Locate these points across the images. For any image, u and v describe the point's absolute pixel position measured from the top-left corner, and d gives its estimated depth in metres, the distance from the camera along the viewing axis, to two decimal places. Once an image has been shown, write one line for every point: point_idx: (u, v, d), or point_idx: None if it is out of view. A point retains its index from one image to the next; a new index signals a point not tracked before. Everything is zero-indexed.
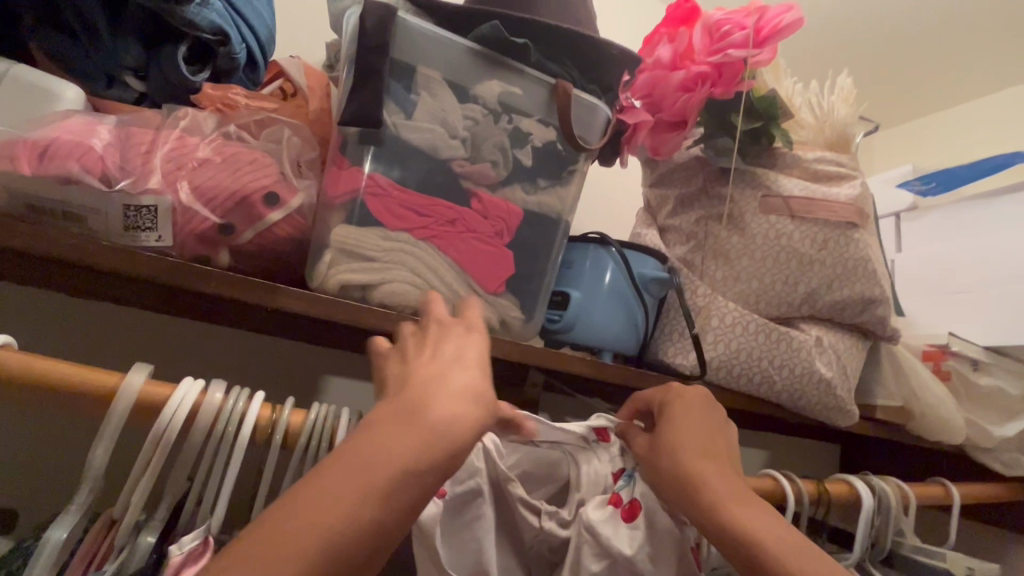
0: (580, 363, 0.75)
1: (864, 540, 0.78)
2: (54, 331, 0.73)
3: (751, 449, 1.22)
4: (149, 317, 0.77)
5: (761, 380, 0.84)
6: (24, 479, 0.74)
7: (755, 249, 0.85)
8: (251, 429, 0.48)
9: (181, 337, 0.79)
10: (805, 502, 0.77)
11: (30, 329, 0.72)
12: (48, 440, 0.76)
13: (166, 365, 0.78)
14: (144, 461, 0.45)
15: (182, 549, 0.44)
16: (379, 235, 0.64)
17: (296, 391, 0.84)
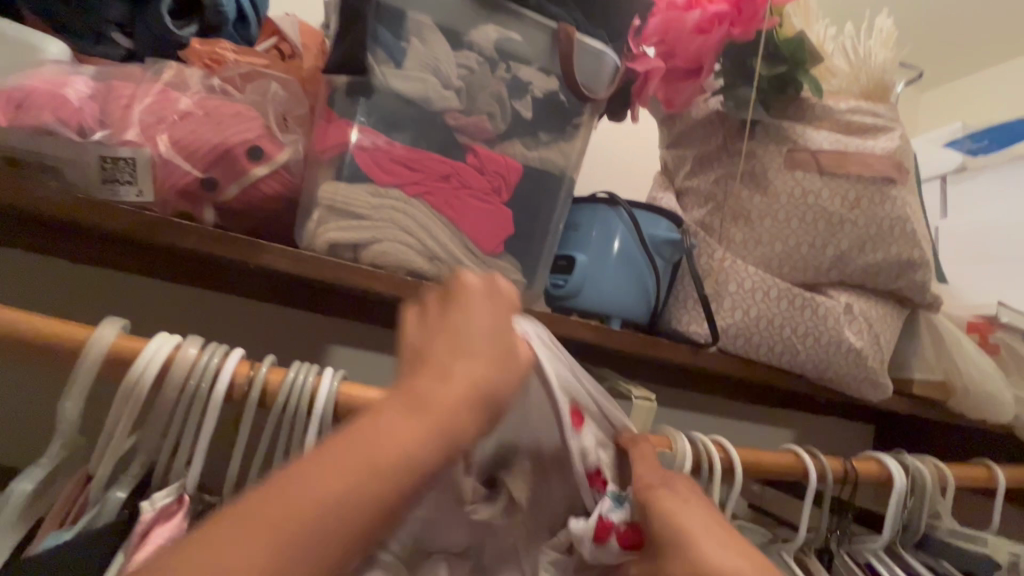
0: (586, 330, 0.71)
1: (894, 521, 0.72)
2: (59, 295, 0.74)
3: (775, 426, 1.16)
4: (150, 283, 0.77)
5: (783, 350, 0.78)
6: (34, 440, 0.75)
7: (780, 209, 0.78)
8: (227, 387, 0.46)
9: (182, 302, 0.78)
10: (828, 480, 0.72)
11: (39, 293, 0.73)
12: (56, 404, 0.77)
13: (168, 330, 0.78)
14: (117, 415, 0.44)
15: (155, 505, 0.43)
16: (369, 191, 0.61)
17: (297, 357, 0.83)
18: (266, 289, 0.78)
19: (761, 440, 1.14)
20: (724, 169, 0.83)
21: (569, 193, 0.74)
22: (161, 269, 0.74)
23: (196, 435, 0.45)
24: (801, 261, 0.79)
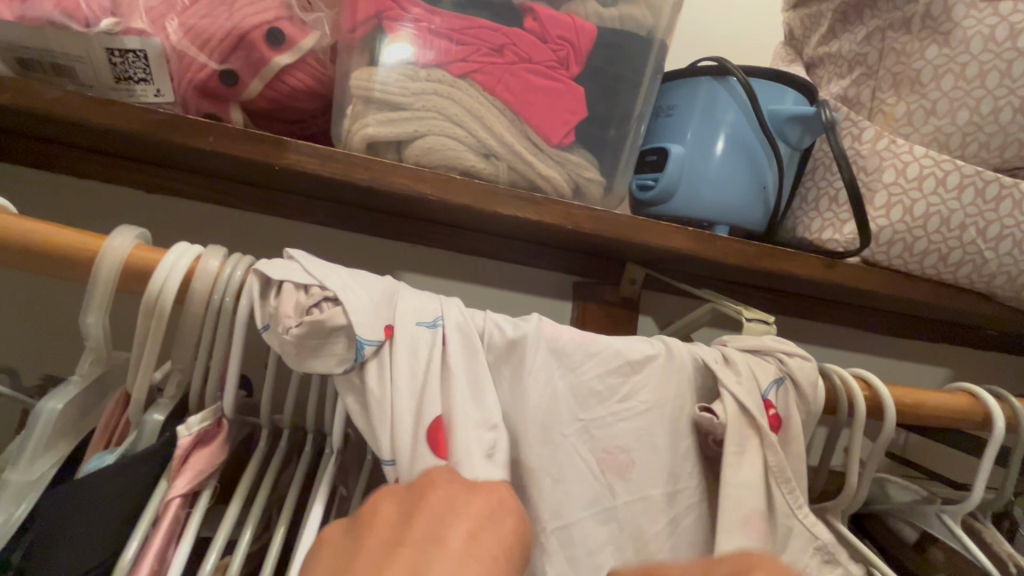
0: (680, 238, 0.56)
1: None
2: (77, 206, 0.66)
3: (929, 367, 0.94)
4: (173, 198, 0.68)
5: (963, 261, 0.58)
6: (26, 347, 0.63)
7: (969, 62, 0.55)
8: (247, 304, 0.40)
9: (210, 213, 0.69)
10: (1021, 430, 0.55)
11: (54, 206, 0.66)
12: (38, 318, 0.64)
13: (200, 243, 0.69)
14: (142, 330, 0.40)
15: (192, 431, 0.39)
16: (408, 74, 0.50)
17: (363, 266, 0.75)
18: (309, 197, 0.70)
19: (902, 377, 0.92)
20: (884, 17, 0.58)
21: (658, 61, 0.58)
22: (188, 180, 0.67)
23: (230, 370, 0.40)
24: (995, 136, 0.57)
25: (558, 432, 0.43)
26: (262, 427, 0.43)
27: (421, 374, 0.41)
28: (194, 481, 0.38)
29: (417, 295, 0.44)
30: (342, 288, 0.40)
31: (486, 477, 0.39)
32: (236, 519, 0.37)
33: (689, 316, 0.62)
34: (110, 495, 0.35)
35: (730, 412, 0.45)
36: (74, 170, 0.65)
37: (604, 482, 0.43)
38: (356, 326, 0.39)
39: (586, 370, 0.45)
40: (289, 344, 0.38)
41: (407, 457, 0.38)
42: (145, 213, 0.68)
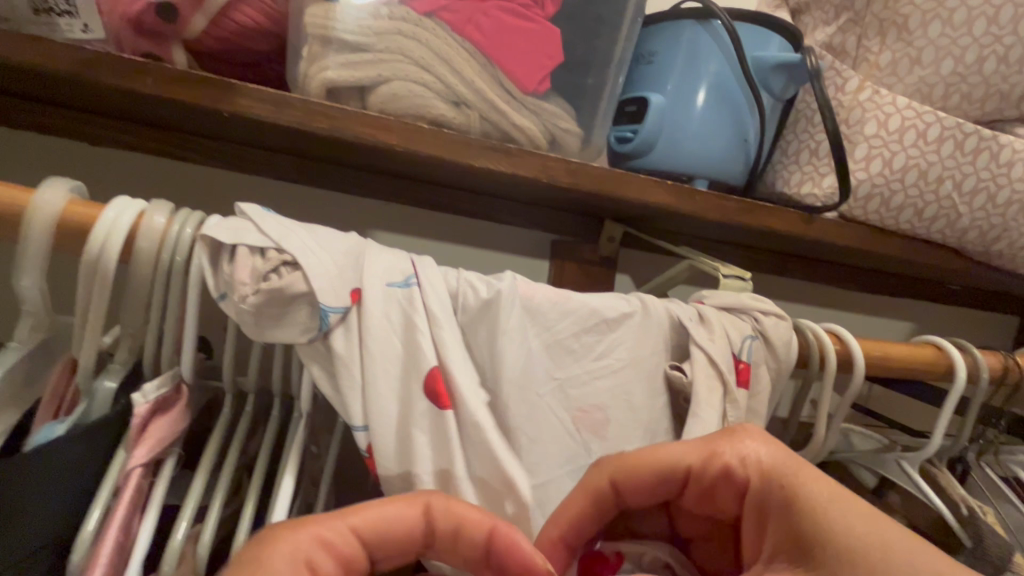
0: (659, 192, 0.54)
1: None
2: (10, 159, 0.61)
3: (896, 321, 0.96)
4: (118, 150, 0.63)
5: (941, 216, 0.57)
6: None
7: (958, 8, 0.53)
8: (198, 263, 0.37)
9: (161, 167, 0.65)
10: (982, 380, 0.57)
11: None
12: None
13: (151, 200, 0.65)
14: (85, 294, 0.37)
15: (149, 397, 0.35)
16: (369, 10, 0.45)
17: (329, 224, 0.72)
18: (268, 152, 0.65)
19: (869, 331, 0.95)
20: None
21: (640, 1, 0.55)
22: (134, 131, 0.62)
23: (185, 335, 0.37)
24: (977, 87, 0.56)
25: (535, 391, 0.42)
26: (225, 392, 0.40)
27: (394, 336, 0.39)
28: (156, 450, 0.35)
29: (384, 254, 0.42)
30: (300, 251, 0.37)
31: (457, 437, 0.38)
32: (199, 490, 0.35)
33: (667, 274, 0.61)
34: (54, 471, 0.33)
35: (706, 368, 0.45)
36: (2, 120, 0.59)
37: (581, 440, 0.42)
38: (318, 293, 0.36)
39: (562, 329, 0.44)
40: (247, 314, 0.35)
41: (380, 421, 0.37)
42: (88, 167, 0.63)
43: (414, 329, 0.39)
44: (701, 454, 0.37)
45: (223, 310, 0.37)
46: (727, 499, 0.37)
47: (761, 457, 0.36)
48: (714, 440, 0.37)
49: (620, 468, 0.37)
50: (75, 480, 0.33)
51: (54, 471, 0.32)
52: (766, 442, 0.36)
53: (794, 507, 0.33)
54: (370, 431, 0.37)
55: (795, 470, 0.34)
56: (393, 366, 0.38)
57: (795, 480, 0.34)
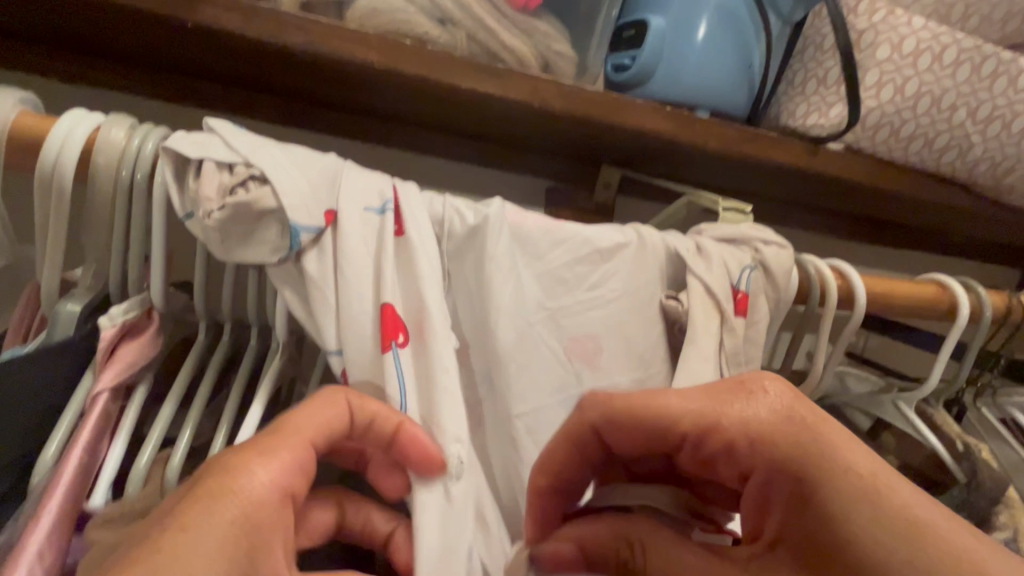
0: (658, 120, 0.51)
1: None
2: None
3: (896, 271, 0.95)
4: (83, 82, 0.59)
5: (952, 147, 0.55)
6: None
7: None
8: (161, 180, 0.35)
9: (130, 102, 0.61)
10: (984, 318, 0.55)
11: None
12: None
13: None
14: (43, 213, 0.34)
15: (115, 321, 0.33)
16: None
17: None
18: (244, 85, 0.62)
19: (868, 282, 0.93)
20: None
21: None
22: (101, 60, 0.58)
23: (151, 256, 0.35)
24: (998, 7, 0.53)
25: (525, 320, 0.40)
26: (200, 319, 0.39)
27: (372, 260, 0.36)
28: (126, 373, 0.33)
29: (364, 175, 0.39)
30: (270, 165, 0.35)
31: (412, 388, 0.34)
32: (169, 417, 0.34)
33: (665, 211, 0.57)
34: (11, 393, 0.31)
35: (702, 297, 0.43)
36: None
37: (571, 368, 0.41)
38: (289, 209, 0.34)
39: (554, 258, 0.42)
40: (212, 231, 0.33)
41: (356, 347, 0.34)
42: (51, 101, 0.59)
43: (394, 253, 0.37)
44: (701, 414, 0.32)
45: (189, 231, 0.35)
46: (727, 470, 0.33)
47: (761, 420, 0.31)
48: (715, 394, 0.32)
49: (609, 419, 0.33)
50: (36, 402, 0.32)
51: (13, 389, 0.31)
52: (772, 394, 0.32)
53: (816, 504, 0.29)
54: (345, 356, 0.34)
55: (818, 447, 0.30)
56: (369, 290, 0.35)
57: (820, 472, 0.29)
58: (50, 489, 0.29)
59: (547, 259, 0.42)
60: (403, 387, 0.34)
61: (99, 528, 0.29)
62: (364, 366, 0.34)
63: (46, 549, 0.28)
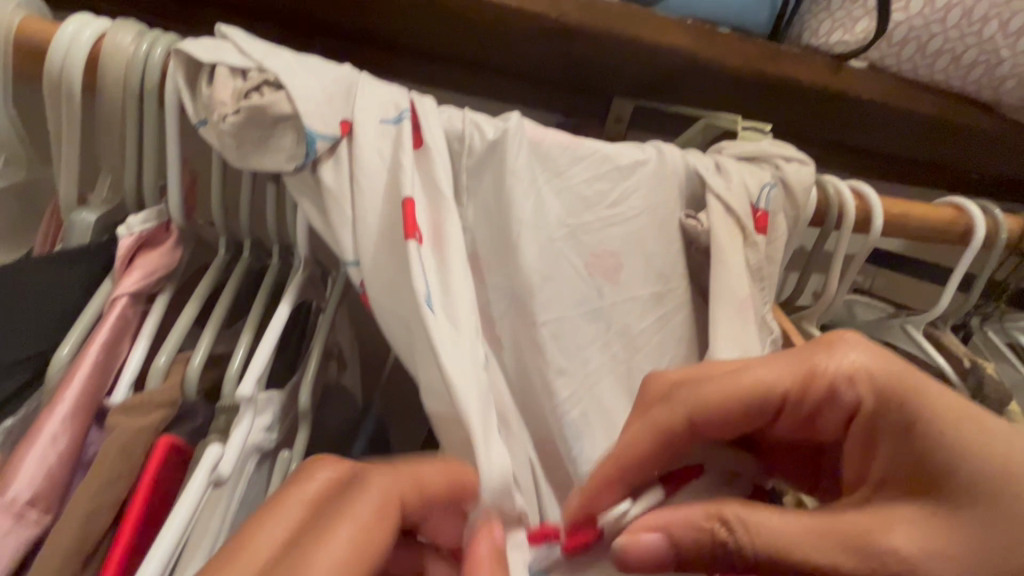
0: (677, 35, 0.49)
1: None
2: None
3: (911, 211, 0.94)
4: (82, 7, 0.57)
5: (979, 64, 0.53)
6: None
7: None
8: (173, 89, 0.34)
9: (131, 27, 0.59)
10: (1000, 242, 0.55)
11: None
12: None
13: None
14: (55, 122, 0.34)
15: (133, 230, 0.34)
16: None
17: None
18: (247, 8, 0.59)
19: None
20: None
21: None
22: None
23: (168, 166, 0.35)
24: None
25: (545, 235, 0.40)
26: (219, 235, 0.39)
27: (390, 173, 0.35)
28: (146, 281, 0.34)
29: (380, 87, 0.38)
30: (285, 70, 0.34)
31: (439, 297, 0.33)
32: (188, 324, 0.34)
33: (684, 134, 0.58)
34: (32, 296, 0.31)
35: (720, 215, 0.43)
36: None
37: (592, 284, 0.41)
38: (303, 113, 0.33)
39: (573, 175, 0.42)
40: (229, 137, 0.33)
41: (374, 256, 0.34)
42: None
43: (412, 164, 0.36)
44: (796, 371, 0.31)
45: (205, 139, 0.34)
46: (830, 424, 0.32)
47: (865, 364, 0.30)
48: (804, 354, 0.32)
49: (700, 404, 0.30)
50: (53, 306, 0.33)
51: (31, 289, 0.31)
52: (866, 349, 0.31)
53: (915, 431, 0.28)
54: (361, 266, 0.34)
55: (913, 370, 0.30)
56: (387, 201, 0.35)
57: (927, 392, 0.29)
58: (67, 381, 0.30)
59: (566, 177, 0.42)
60: (427, 280, 0.33)
61: (122, 415, 0.30)
62: (379, 272, 0.34)
63: (60, 435, 0.29)
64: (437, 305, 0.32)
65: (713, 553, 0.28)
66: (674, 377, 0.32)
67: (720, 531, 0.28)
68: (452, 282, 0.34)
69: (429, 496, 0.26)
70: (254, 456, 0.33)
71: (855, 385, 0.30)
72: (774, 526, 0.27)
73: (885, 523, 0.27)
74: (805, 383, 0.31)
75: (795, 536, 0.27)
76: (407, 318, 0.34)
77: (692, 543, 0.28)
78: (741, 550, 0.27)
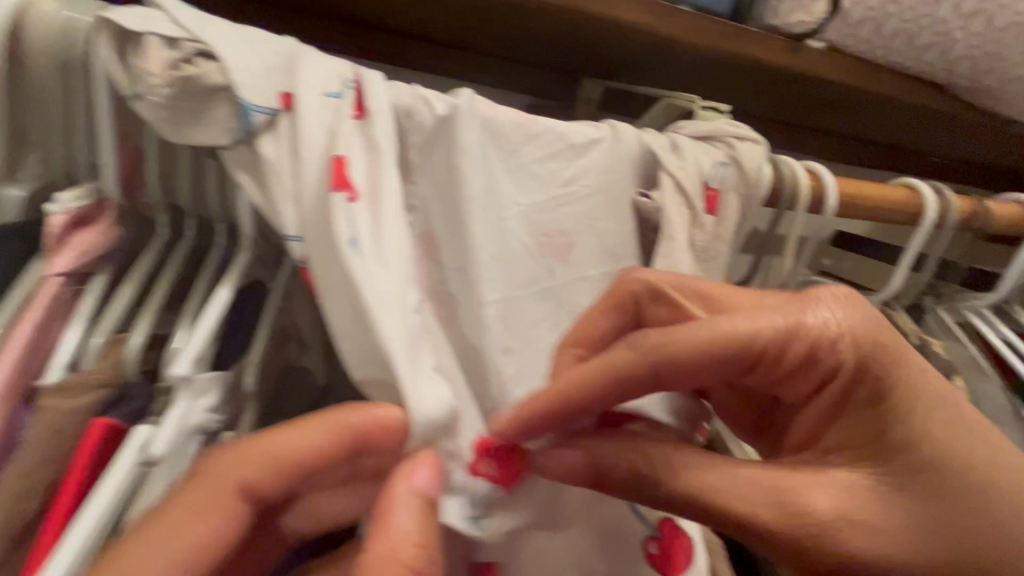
0: (638, 12, 0.49)
1: (1012, 291, 0.60)
2: None
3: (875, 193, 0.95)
4: None
5: (934, 45, 0.54)
6: None
7: None
8: (100, 59, 0.32)
9: None
10: (950, 223, 0.56)
11: None
12: None
13: None
14: None
15: (65, 207, 0.33)
16: None
17: None
18: None
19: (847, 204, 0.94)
20: None
21: None
22: None
23: (101, 140, 0.34)
24: None
25: (496, 212, 0.40)
26: (161, 213, 0.38)
27: (333, 147, 0.34)
28: (81, 260, 0.34)
29: (322, 60, 0.37)
30: (218, 40, 0.32)
31: (367, 255, 0.32)
32: (126, 303, 0.33)
33: (647, 113, 0.58)
34: None
35: (672, 194, 0.43)
36: None
37: (543, 262, 0.41)
38: (239, 86, 0.32)
39: (526, 152, 0.42)
40: (161, 110, 0.32)
41: (316, 232, 0.33)
42: None
43: (353, 134, 0.35)
44: (784, 320, 0.32)
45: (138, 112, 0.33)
46: (800, 386, 0.33)
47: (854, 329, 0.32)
48: (786, 303, 0.33)
49: (672, 335, 0.31)
50: None
51: None
52: (843, 303, 0.33)
53: (887, 390, 0.31)
54: (305, 241, 0.33)
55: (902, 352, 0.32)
56: (330, 175, 0.34)
57: (899, 368, 0.31)
58: None
59: (518, 153, 0.41)
60: (358, 226, 0.33)
61: (52, 396, 0.29)
62: (315, 235, 0.33)
63: None
64: (364, 247, 0.32)
65: (629, 480, 0.31)
66: (644, 276, 0.36)
67: (639, 463, 0.31)
68: (384, 232, 0.34)
69: (291, 469, 0.26)
70: (198, 437, 0.31)
71: (830, 348, 0.32)
72: (715, 474, 0.30)
73: (811, 483, 0.30)
74: (791, 335, 0.32)
75: (732, 480, 0.30)
76: (349, 296, 0.32)
77: (611, 470, 0.31)
78: (659, 483, 0.30)
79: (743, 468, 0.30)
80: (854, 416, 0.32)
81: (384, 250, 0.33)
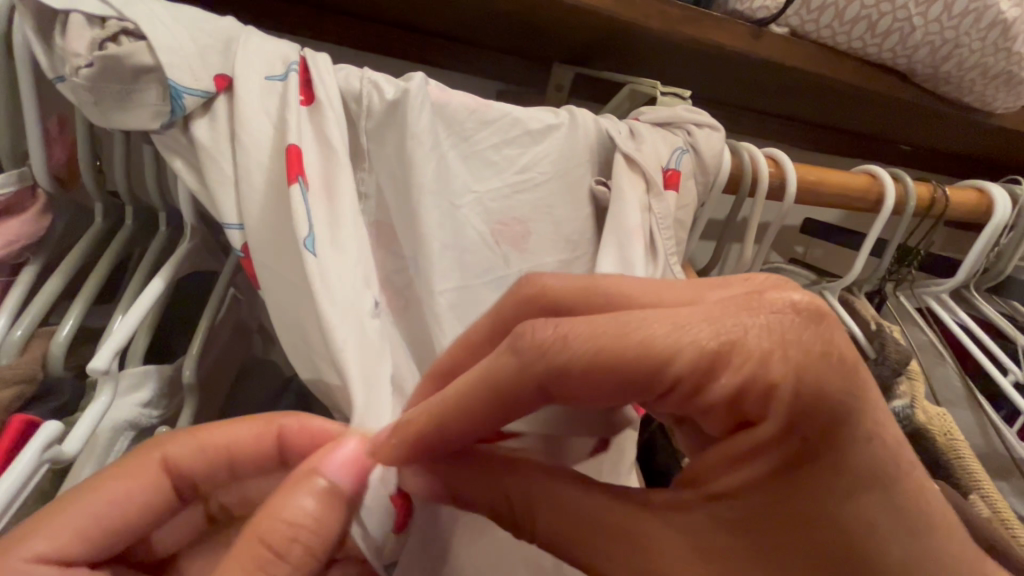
0: None
1: (967, 277, 0.61)
2: None
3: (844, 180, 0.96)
4: None
5: (895, 30, 0.53)
6: None
7: None
8: (19, 38, 0.31)
9: None
10: (908, 210, 0.57)
11: None
12: None
13: None
14: None
15: None
16: None
17: None
18: None
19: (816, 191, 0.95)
20: None
21: None
22: None
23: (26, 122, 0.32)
24: None
25: (448, 199, 0.39)
26: (97, 201, 0.37)
27: (272, 132, 0.33)
28: (7, 250, 0.32)
29: (264, 41, 0.36)
30: (145, 17, 0.31)
31: (328, 247, 0.32)
32: (55, 294, 0.32)
33: (611, 100, 0.57)
34: None
35: (629, 179, 0.42)
36: None
37: (499, 251, 0.41)
38: (166, 66, 0.30)
39: (481, 137, 0.41)
40: (84, 91, 0.30)
41: (254, 219, 0.32)
42: None
43: (299, 122, 0.34)
44: (712, 339, 0.23)
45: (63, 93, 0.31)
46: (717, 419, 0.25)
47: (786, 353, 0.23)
48: (719, 315, 0.24)
49: (563, 366, 0.24)
50: None
51: None
52: (792, 311, 0.24)
53: (834, 460, 0.23)
54: (245, 228, 0.32)
55: (862, 403, 0.24)
56: (270, 161, 0.33)
57: (860, 425, 0.23)
58: None
59: (474, 138, 0.40)
60: (313, 222, 0.32)
61: None
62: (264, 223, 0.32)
63: None
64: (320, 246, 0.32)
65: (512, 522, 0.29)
66: (544, 335, 0.25)
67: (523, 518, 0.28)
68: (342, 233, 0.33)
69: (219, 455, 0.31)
70: (127, 432, 0.32)
71: (774, 400, 0.23)
72: (564, 517, 0.27)
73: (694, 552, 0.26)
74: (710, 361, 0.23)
75: (577, 526, 0.27)
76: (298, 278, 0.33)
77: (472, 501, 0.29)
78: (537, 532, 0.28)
79: (596, 518, 0.27)
80: (780, 491, 0.24)
81: (338, 246, 0.33)
